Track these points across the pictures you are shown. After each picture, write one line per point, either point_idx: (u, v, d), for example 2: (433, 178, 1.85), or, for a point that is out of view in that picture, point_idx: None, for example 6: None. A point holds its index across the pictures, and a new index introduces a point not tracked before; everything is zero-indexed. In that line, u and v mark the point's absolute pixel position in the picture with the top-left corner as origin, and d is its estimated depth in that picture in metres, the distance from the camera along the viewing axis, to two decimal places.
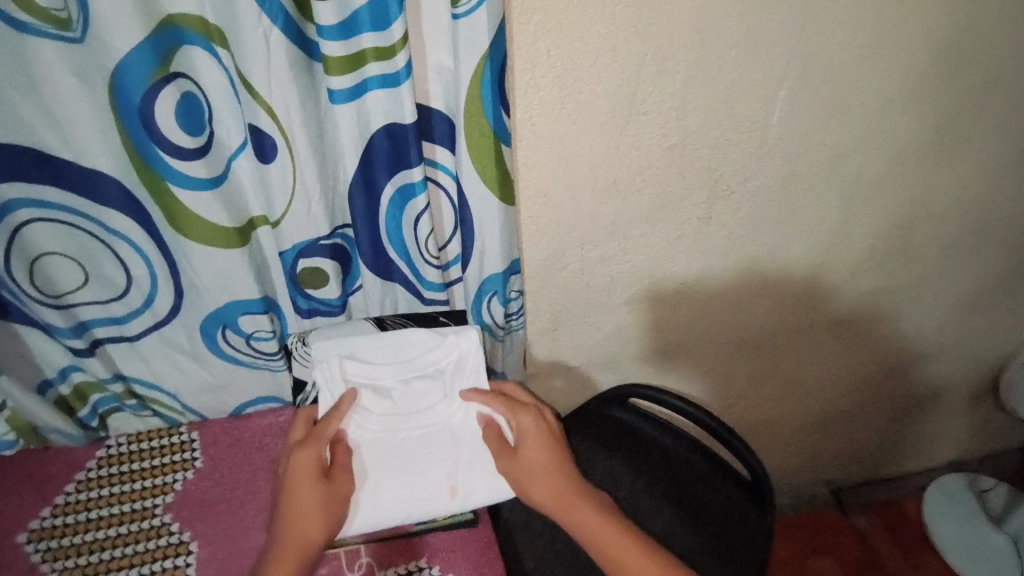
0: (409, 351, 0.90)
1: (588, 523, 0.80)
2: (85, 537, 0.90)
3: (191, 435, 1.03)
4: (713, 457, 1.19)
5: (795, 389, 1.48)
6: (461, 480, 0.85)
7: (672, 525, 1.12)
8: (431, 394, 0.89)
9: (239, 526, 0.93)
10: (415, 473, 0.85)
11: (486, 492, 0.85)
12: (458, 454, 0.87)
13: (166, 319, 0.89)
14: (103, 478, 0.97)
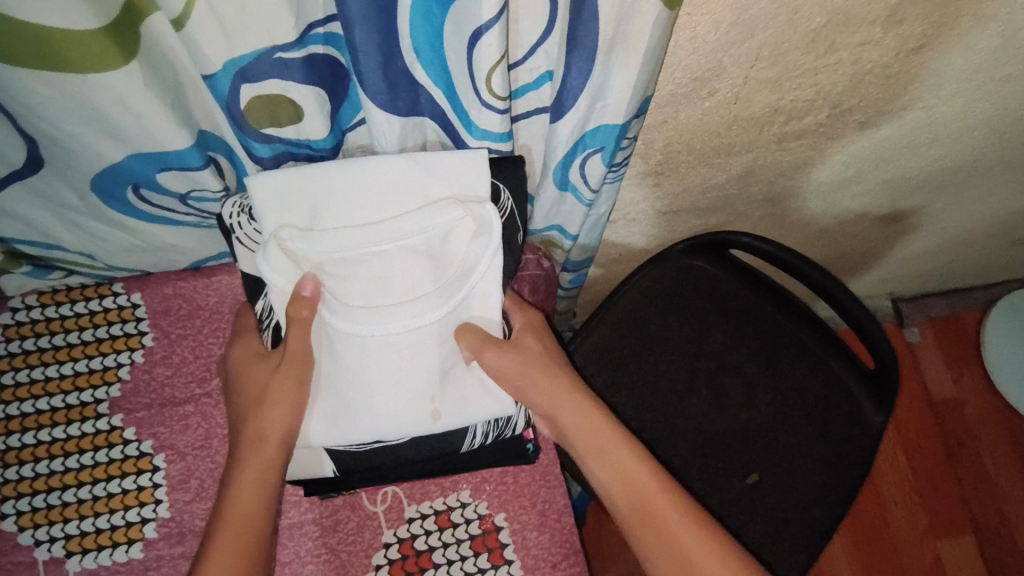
0: (375, 198, 0.55)
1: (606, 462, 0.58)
2: (7, 442, 0.67)
3: (132, 298, 0.73)
4: (831, 339, 0.92)
5: (933, 233, 1.14)
6: (454, 393, 0.60)
7: (761, 420, 0.91)
8: (413, 274, 0.56)
9: (218, 431, 0.70)
10: (388, 381, 0.57)
11: (471, 408, 0.61)
12: (443, 366, 0.59)
13: (28, 171, 0.51)
14: (16, 357, 0.69)
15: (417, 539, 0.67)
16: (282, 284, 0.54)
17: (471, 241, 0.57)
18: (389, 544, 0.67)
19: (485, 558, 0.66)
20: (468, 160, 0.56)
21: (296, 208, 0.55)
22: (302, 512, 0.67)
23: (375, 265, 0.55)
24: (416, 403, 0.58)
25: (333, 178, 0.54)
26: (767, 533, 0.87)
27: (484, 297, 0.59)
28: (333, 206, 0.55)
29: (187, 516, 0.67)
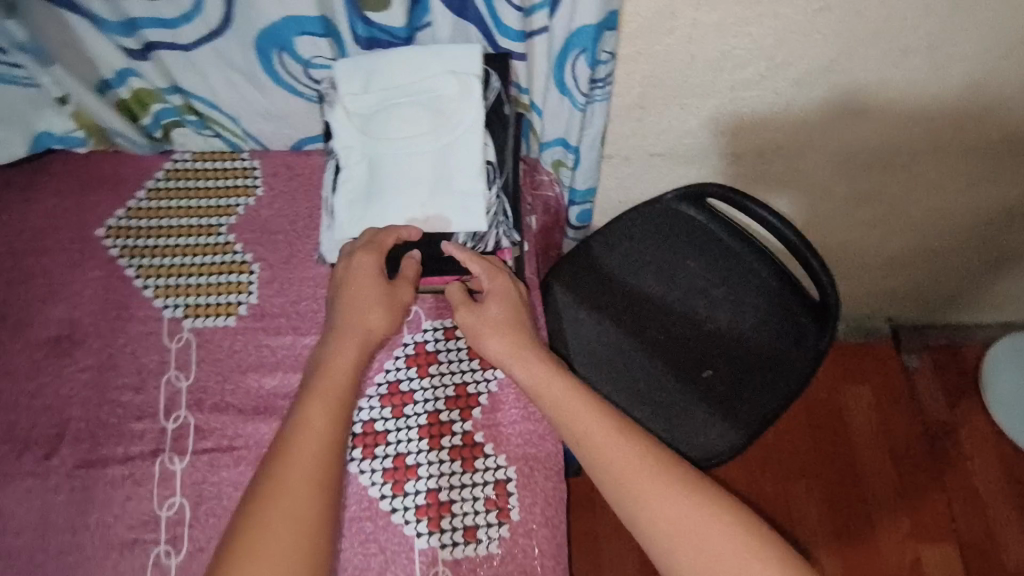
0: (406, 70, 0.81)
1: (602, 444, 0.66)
2: (157, 242, 0.95)
3: (253, 163, 1.01)
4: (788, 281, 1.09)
5: (901, 233, 1.30)
6: (444, 208, 0.80)
7: (719, 333, 1.11)
8: (420, 116, 0.81)
9: (299, 254, 0.95)
10: (397, 190, 0.81)
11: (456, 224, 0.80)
12: (436, 185, 0.80)
13: (219, 31, 0.81)
14: (171, 190, 0.98)
15: (428, 343, 0.90)
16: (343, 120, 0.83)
17: (460, 99, 0.80)
18: (407, 345, 0.89)
19: (476, 362, 0.88)
20: (468, 48, 0.81)
21: (357, 79, 0.83)
22: None
23: (398, 111, 0.81)
24: (413, 207, 0.80)
25: (387, 59, 0.82)
26: (709, 415, 1.07)
27: (468, 141, 0.80)
28: (379, 76, 0.82)
29: (269, 303, 0.92)
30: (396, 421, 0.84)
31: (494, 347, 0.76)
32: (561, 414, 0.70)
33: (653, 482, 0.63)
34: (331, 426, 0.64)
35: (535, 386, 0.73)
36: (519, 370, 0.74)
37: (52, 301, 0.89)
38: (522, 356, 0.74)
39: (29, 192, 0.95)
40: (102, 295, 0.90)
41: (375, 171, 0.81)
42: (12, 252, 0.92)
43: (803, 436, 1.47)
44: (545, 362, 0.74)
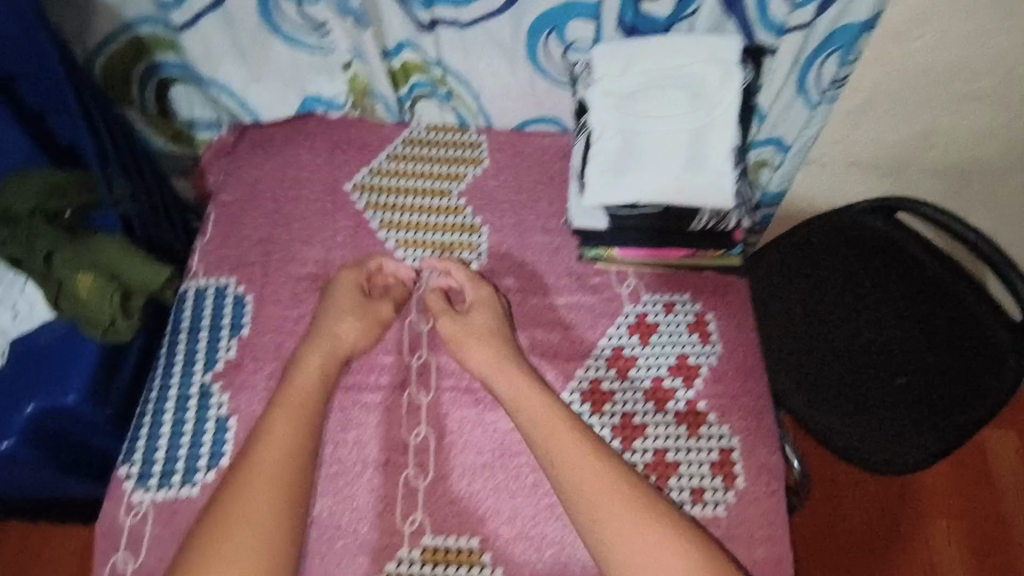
0: (668, 56, 0.88)
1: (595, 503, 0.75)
2: (396, 198, 1.04)
3: (479, 138, 1.09)
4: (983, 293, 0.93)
5: None
6: (697, 186, 0.86)
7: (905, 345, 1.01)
8: (678, 98, 0.87)
9: (525, 223, 1.02)
10: (649, 165, 0.86)
11: (706, 200, 0.86)
12: (689, 162, 0.86)
13: (499, 11, 0.90)
14: (408, 154, 1.08)
15: (648, 313, 0.95)
16: (600, 99, 0.89)
17: (720, 84, 0.86)
18: (628, 315, 0.95)
19: (695, 337, 0.93)
20: (732, 39, 0.87)
21: (617, 61, 0.89)
22: (573, 281, 0.97)
23: (655, 93, 0.87)
24: (665, 181, 0.86)
25: (648, 47, 0.88)
26: (909, 431, 0.98)
27: (723, 124, 0.86)
28: (640, 59, 0.88)
29: (497, 265, 0.99)
30: (622, 383, 0.89)
31: (504, 387, 0.85)
32: (562, 459, 0.78)
33: (630, 524, 0.73)
34: (283, 460, 0.77)
35: (537, 426, 0.81)
36: (518, 407, 0.83)
37: (310, 242, 0.99)
38: (519, 389, 0.84)
39: (289, 146, 1.07)
40: (352, 243, 1.00)
41: (628, 149, 0.87)
42: (274, 199, 1.03)
43: (948, 475, 1.33)
44: (528, 385, 0.84)
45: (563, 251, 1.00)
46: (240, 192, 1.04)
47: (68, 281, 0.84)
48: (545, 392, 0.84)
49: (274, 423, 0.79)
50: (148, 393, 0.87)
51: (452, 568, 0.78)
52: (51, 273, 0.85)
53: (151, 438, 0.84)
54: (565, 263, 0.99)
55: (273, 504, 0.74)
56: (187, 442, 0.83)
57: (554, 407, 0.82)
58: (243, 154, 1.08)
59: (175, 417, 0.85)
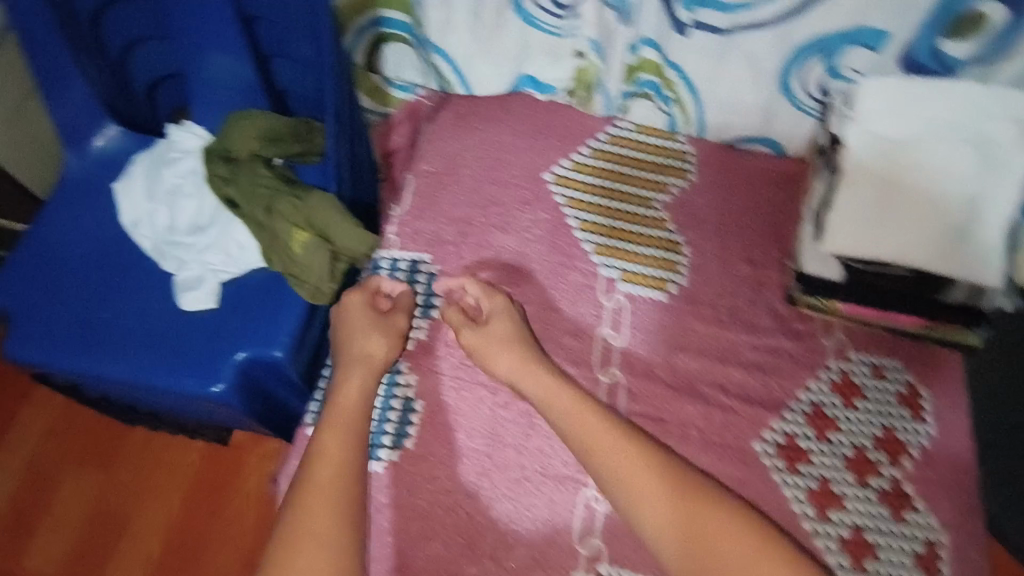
0: (952, 106, 0.79)
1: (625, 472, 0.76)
2: (597, 200, 0.99)
3: (687, 147, 1.03)
4: None
5: None
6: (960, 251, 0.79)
7: None
8: (954, 154, 0.79)
9: (729, 249, 0.97)
10: (905, 219, 0.80)
11: (963, 272, 0.80)
12: (951, 226, 0.79)
13: (770, 24, 0.82)
14: (612, 154, 1.02)
15: (854, 372, 0.88)
16: (860, 138, 0.82)
17: (1008, 149, 0.78)
18: (832, 370, 0.88)
19: (905, 409, 0.86)
20: None
21: (890, 100, 0.81)
22: (776, 323, 0.92)
23: (928, 143, 0.80)
24: (919, 243, 0.80)
25: (931, 89, 0.80)
26: None
27: (1002, 193, 0.79)
28: (917, 104, 0.80)
29: (696, 289, 0.94)
30: (821, 444, 0.83)
31: (562, 418, 0.80)
32: (633, 491, 0.75)
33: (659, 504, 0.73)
34: (339, 477, 0.75)
35: (604, 464, 0.77)
36: (585, 440, 0.78)
37: (506, 231, 0.96)
38: (586, 428, 0.78)
39: (492, 124, 1.03)
40: (549, 239, 0.96)
41: (882, 202, 0.81)
42: (474, 176, 0.99)
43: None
44: (597, 418, 0.79)
45: (766, 287, 0.94)
46: (441, 162, 1.00)
47: (283, 234, 0.85)
48: (618, 423, 0.79)
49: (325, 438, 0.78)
50: (340, 355, 0.89)
51: None
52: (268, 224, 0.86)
53: None
54: (767, 300, 0.93)
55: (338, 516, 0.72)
56: (374, 415, 0.85)
57: (623, 439, 0.77)
58: (441, 124, 1.03)
59: None
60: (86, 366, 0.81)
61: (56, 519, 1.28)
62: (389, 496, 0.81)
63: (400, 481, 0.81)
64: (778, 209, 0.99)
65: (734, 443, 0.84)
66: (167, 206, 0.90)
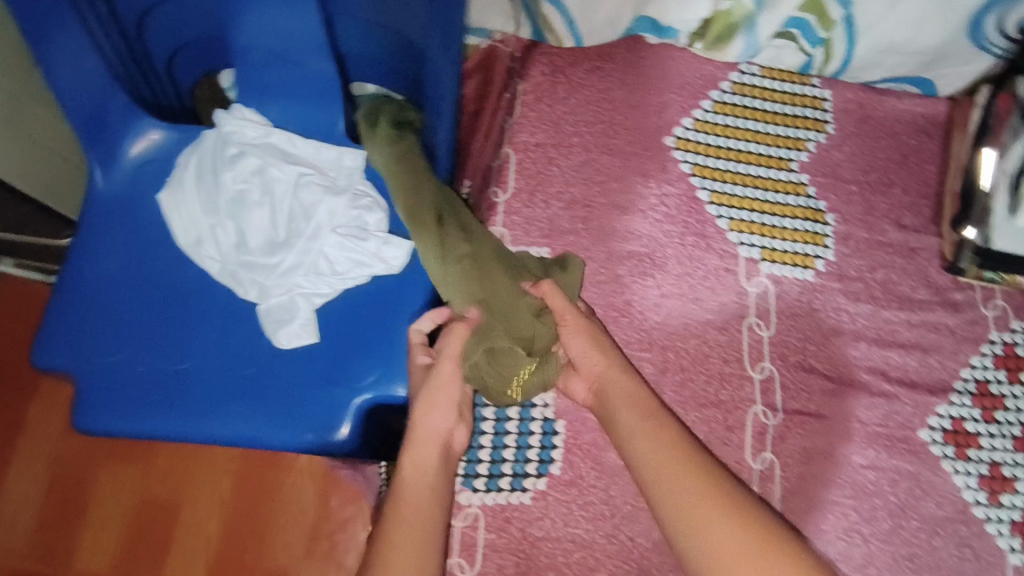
0: None
1: (671, 472, 0.64)
2: (727, 166, 0.86)
3: (824, 92, 0.90)
4: None
5: None
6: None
7: None
8: None
9: (875, 212, 0.86)
10: None
11: None
12: None
13: None
14: (738, 108, 0.88)
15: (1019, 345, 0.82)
16: None
17: None
18: (994, 342, 0.82)
19: None
20: None
21: None
22: (932, 294, 0.84)
23: None
24: None
25: None
26: None
27: None
28: None
29: (846, 263, 0.84)
30: (989, 426, 0.78)
31: (646, 454, 0.66)
32: (680, 510, 0.62)
33: (719, 518, 0.60)
34: (421, 543, 0.64)
35: (657, 484, 0.64)
36: (646, 454, 0.66)
37: (630, 212, 0.83)
38: (654, 448, 0.66)
39: (596, 77, 0.87)
40: (678, 215, 0.84)
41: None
42: (584, 146, 0.85)
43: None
44: (670, 436, 0.66)
45: (920, 254, 0.85)
46: (543, 132, 0.85)
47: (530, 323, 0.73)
48: (680, 440, 0.66)
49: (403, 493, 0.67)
50: None
51: None
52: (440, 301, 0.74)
53: (474, 432, 0.78)
54: (922, 269, 0.85)
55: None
56: (513, 443, 0.78)
57: (688, 460, 0.65)
58: (533, 81, 0.87)
59: (497, 413, 0.79)
60: (187, 430, 0.69)
61: (103, 512, 0.85)
62: (542, 529, 0.75)
63: (554, 512, 0.76)
64: (922, 164, 0.89)
65: (900, 432, 0.78)
66: (233, 219, 0.73)
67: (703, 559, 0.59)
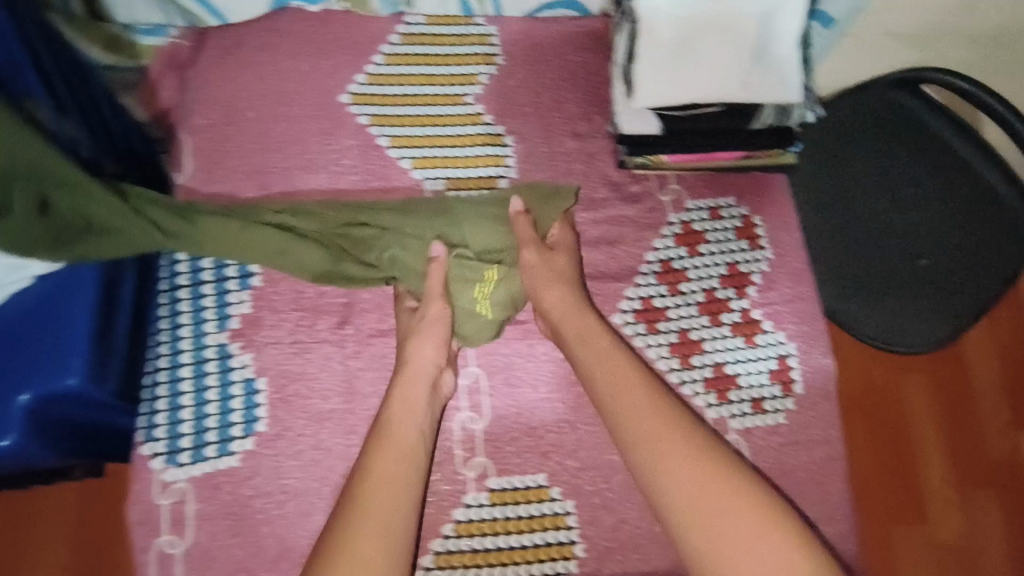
0: None
1: (636, 417, 0.70)
2: (404, 111, 0.90)
3: (489, 29, 0.94)
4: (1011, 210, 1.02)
5: None
6: (759, 82, 0.76)
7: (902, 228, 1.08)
8: None
9: (551, 127, 0.92)
10: (712, 54, 0.75)
11: (773, 94, 0.77)
12: (753, 51, 0.75)
13: None
14: (408, 56, 0.92)
15: (694, 222, 0.89)
16: None
17: None
18: (673, 223, 0.89)
19: (745, 244, 0.89)
20: None
21: None
22: (612, 190, 0.90)
23: None
24: (729, 75, 0.76)
25: None
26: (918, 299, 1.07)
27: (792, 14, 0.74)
28: None
29: (529, 178, 0.89)
30: (675, 298, 0.85)
31: (604, 385, 0.73)
32: (647, 445, 0.68)
33: (673, 439, 0.67)
34: (403, 472, 0.69)
35: (631, 432, 0.69)
36: (625, 416, 0.70)
37: (312, 170, 0.86)
38: (610, 374, 0.73)
39: (266, 52, 0.90)
40: (362, 165, 0.88)
41: (681, 46, 0.75)
42: (259, 117, 0.88)
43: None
44: (648, 390, 0.71)
45: (597, 158, 0.91)
46: (217, 112, 0.87)
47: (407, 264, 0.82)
48: (654, 392, 0.71)
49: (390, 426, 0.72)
50: (157, 357, 0.78)
51: (520, 505, 0.78)
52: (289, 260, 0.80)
53: (172, 408, 0.76)
54: (600, 171, 0.90)
55: (401, 504, 0.67)
56: (215, 411, 0.76)
57: (660, 409, 0.69)
58: (201, 64, 0.89)
59: (195, 384, 0.77)
60: None
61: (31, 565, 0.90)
62: (253, 488, 0.75)
63: (262, 469, 0.76)
64: (589, 78, 0.95)
65: None
66: None
67: (672, 481, 0.65)
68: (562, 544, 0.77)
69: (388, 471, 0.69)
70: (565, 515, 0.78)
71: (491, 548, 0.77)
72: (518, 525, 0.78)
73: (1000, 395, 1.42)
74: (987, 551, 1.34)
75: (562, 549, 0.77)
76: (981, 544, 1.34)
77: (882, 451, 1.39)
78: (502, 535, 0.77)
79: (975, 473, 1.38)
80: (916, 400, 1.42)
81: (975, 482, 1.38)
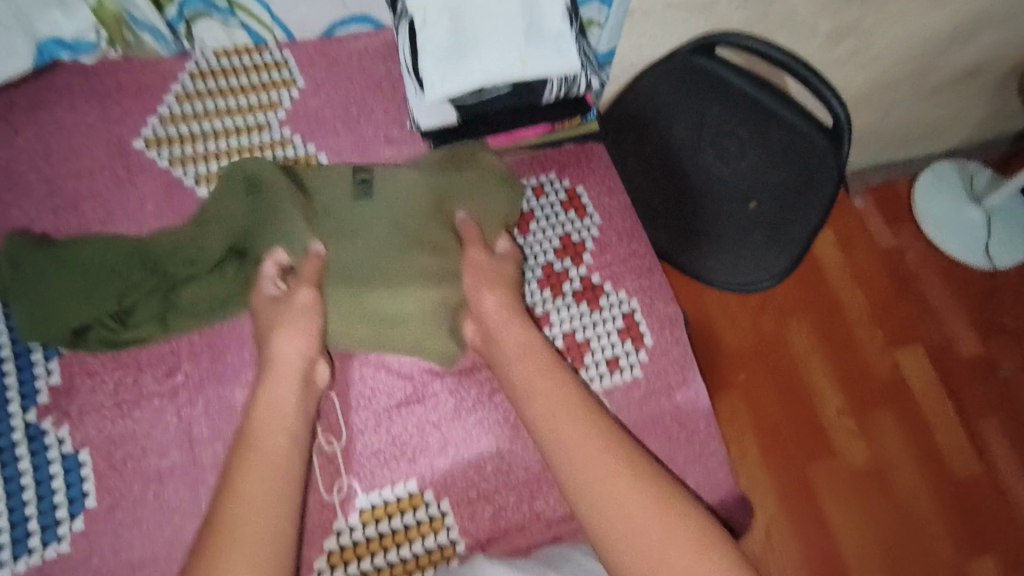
0: None
1: (568, 443, 0.68)
2: (207, 147, 0.87)
3: (283, 55, 0.94)
4: (823, 159, 1.06)
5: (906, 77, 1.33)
6: (538, 51, 0.80)
7: (718, 181, 1.13)
8: None
9: (363, 140, 0.92)
10: (486, 39, 0.79)
11: (554, 63, 0.81)
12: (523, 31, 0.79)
13: None
14: (202, 92, 0.90)
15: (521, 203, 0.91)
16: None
17: None
18: None
19: (573, 214, 0.91)
20: None
21: None
22: None
23: None
24: (508, 53, 0.79)
25: None
26: (733, 239, 1.13)
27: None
28: None
29: None
30: None
31: (545, 416, 0.70)
32: (586, 469, 0.66)
33: (594, 463, 0.66)
34: (269, 486, 0.63)
35: (582, 479, 0.65)
36: (563, 443, 0.68)
37: (113, 221, 0.82)
38: (548, 399, 0.71)
39: (42, 111, 0.85)
40: (167, 209, 0.84)
41: (460, 32, 0.79)
42: (46, 178, 0.83)
43: (792, 291, 1.44)
44: (581, 417, 0.69)
45: None
46: None
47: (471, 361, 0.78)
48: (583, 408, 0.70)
49: (238, 469, 0.64)
50: None
51: (396, 517, 0.74)
52: (214, 278, 0.78)
53: None
54: None
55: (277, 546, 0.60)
56: (33, 496, 0.69)
57: (596, 429, 0.68)
58: None
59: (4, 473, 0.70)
60: None
61: None
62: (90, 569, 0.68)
63: (96, 547, 0.69)
64: (395, 85, 0.96)
65: None
66: None
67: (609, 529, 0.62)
68: (444, 547, 0.74)
69: (256, 485, 0.63)
70: (442, 516, 0.75)
71: (370, 570, 0.72)
72: (402, 536, 0.74)
73: (870, 318, 1.44)
74: (900, 468, 1.31)
75: (445, 552, 0.74)
76: (893, 460, 1.32)
77: (786, 393, 1.35)
78: (390, 549, 0.73)
79: (870, 394, 1.37)
80: (806, 342, 1.40)
81: (874, 404, 1.36)
